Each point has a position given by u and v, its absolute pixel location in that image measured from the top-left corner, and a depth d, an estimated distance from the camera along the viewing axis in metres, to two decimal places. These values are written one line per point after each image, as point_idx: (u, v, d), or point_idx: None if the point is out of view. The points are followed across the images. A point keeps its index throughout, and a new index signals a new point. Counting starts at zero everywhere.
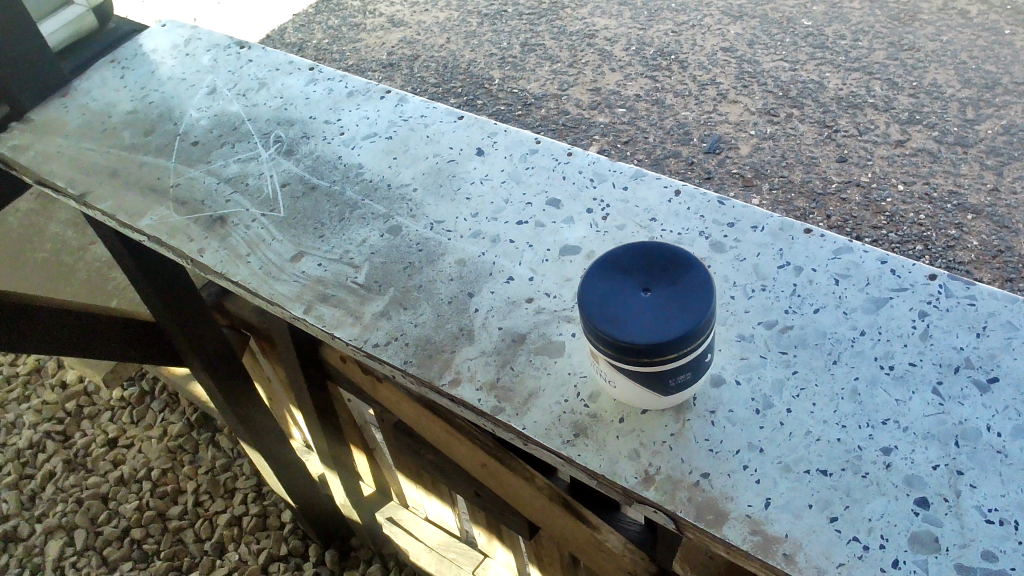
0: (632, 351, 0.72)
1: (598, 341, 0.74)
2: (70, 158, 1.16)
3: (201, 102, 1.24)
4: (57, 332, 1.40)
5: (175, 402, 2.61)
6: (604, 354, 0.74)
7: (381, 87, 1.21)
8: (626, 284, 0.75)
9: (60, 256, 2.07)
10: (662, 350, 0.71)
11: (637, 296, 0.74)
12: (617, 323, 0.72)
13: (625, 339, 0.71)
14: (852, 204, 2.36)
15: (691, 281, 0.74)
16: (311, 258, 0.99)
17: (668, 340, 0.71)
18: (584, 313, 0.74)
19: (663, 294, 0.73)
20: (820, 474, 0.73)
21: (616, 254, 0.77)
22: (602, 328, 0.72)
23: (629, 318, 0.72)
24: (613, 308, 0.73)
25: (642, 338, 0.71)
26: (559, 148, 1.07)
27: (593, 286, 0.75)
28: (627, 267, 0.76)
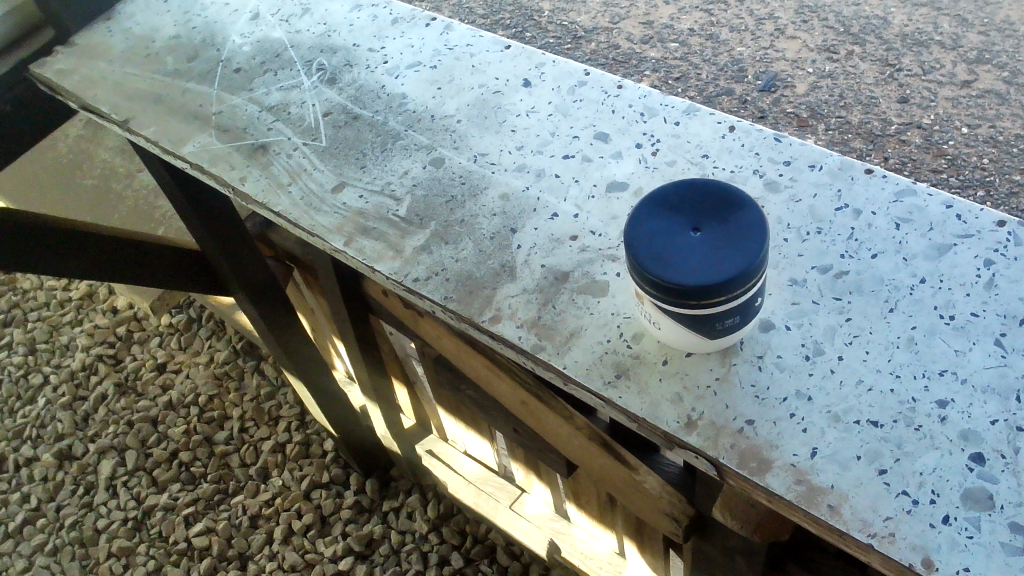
0: (676, 291, 0.69)
1: (643, 280, 0.72)
2: (113, 83, 1.16)
3: (244, 28, 1.22)
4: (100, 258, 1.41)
5: (221, 330, 2.66)
6: (650, 294, 0.72)
7: (426, 14, 1.18)
8: (674, 223, 0.72)
9: (108, 183, 2.09)
10: (709, 294, 0.69)
11: (686, 234, 0.71)
12: (663, 261, 0.70)
13: (672, 280, 0.69)
14: (912, 146, 2.27)
15: (745, 222, 0.71)
16: (352, 190, 0.97)
17: (716, 282, 0.68)
18: (628, 250, 0.71)
19: (713, 234, 0.71)
20: (871, 426, 0.70)
21: (665, 190, 0.74)
22: (647, 266, 0.70)
23: (677, 259, 0.70)
24: (661, 246, 0.71)
25: (689, 279, 0.68)
26: (609, 80, 1.03)
27: (640, 223, 0.72)
28: (676, 206, 0.73)
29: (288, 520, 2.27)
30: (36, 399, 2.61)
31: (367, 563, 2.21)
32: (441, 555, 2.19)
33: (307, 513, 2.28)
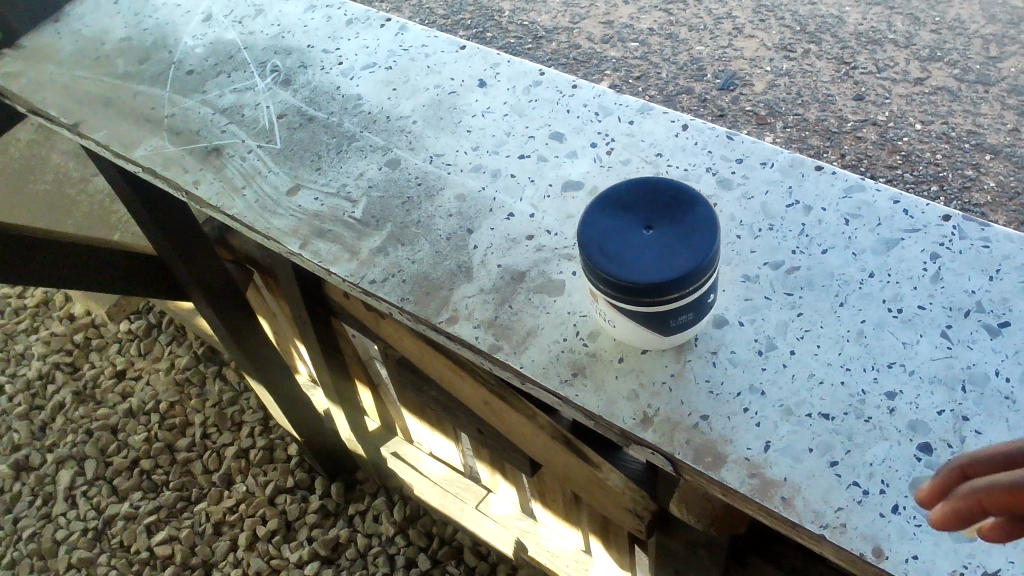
0: (629, 290, 0.70)
1: (596, 279, 0.72)
2: (62, 86, 1.14)
3: (197, 29, 1.21)
4: (54, 263, 1.40)
5: (181, 335, 2.63)
6: (604, 293, 0.73)
7: (381, 14, 1.17)
8: (626, 222, 0.72)
9: (61, 188, 2.05)
10: (662, 291, 0.69)
11: (638, 233, 0.71)
12: (615, 260, 0.70)
13: (623, 278, 0.69)
14: (867, 142, 2.30)
15: (696, 221, 0.72)
16: (307, 192, 0.97)
17: (668, 279, 0.69)
18: (581, 250, 0.72)
19: (665, 232, 0.71)
20: (822, 418, 0.71)
21: (618, 189, 0.75)
22: (599, 265, 0.70)
23: (629, 257, 0.70)
24: (613, 245, 0.71)
25: (640, 276, 0.69)
26: (564, 80, 1.03)
27: (593, 222, 0.73)
28: (627, 205, 0.74)
29: (253, 526, 2.25)
30: None
31: (333, 568, 2.19)
32: (409, 557, 2.18)
33: (271, 519, 2.26)
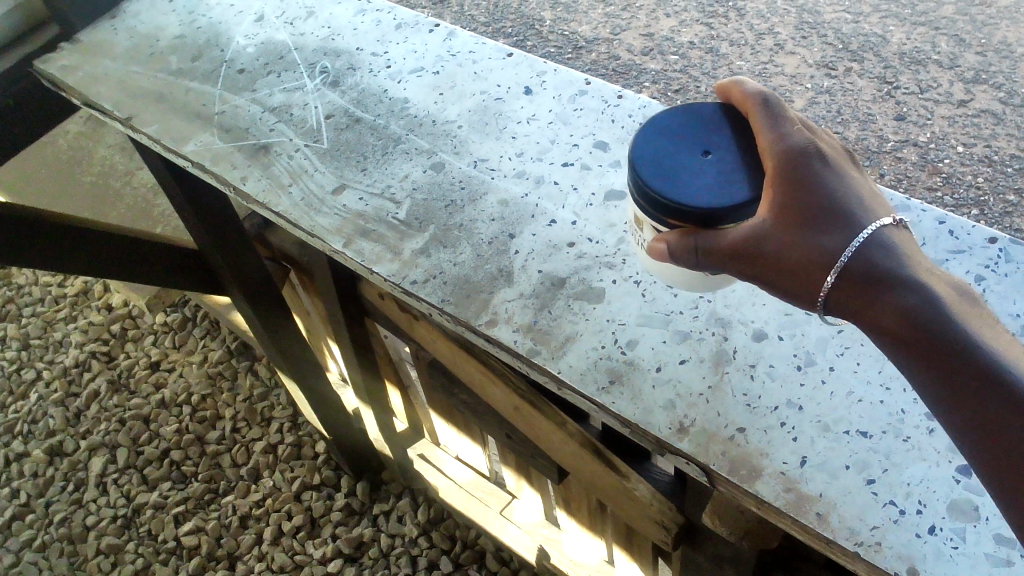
0: (692, 218, 0.66)
1: (652, 205, 0.68)
2: (117, 81, 1.17)
3: (249, 29, 1.23)
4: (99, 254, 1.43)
5: (215, 330, 2.67)
6: (661, 220, 0.68)
7: (430, 20, 1.19)
8: (681, 146, 0.69)
9: (107, 180, 2.09)
10: (728, 219, 0.66)
11: (697, 158, 0.68)
12: (678, 185, 0.66)
13: (689, 204, 0.65)
14: (907, 163, 2.28)
15: (755, 152, 0.69)
16: (352, 192, 0.98)
17: (736, 206, 0.65)
18: (636, 174, 0.68)
19: (722, 159, 0.68)
20: (860, 436, 0.71)
21: (668, 115, 0.71)
22: (659, 190, 0.66)
23: (691, 182, 0.66)
24: (673, 169, 0.67)
25: (708, 203, 0.65)
26: (609, 90, 1.04)
27: (648, 144, 0.69)
28: (680, 130, 0.70)
29: (278, 521, 2.28)
30: (29, 395, 2.61)
31: (356, 566, 2.21)
32: (431, 559, 2.19)
33: (297, 515, 2.29)
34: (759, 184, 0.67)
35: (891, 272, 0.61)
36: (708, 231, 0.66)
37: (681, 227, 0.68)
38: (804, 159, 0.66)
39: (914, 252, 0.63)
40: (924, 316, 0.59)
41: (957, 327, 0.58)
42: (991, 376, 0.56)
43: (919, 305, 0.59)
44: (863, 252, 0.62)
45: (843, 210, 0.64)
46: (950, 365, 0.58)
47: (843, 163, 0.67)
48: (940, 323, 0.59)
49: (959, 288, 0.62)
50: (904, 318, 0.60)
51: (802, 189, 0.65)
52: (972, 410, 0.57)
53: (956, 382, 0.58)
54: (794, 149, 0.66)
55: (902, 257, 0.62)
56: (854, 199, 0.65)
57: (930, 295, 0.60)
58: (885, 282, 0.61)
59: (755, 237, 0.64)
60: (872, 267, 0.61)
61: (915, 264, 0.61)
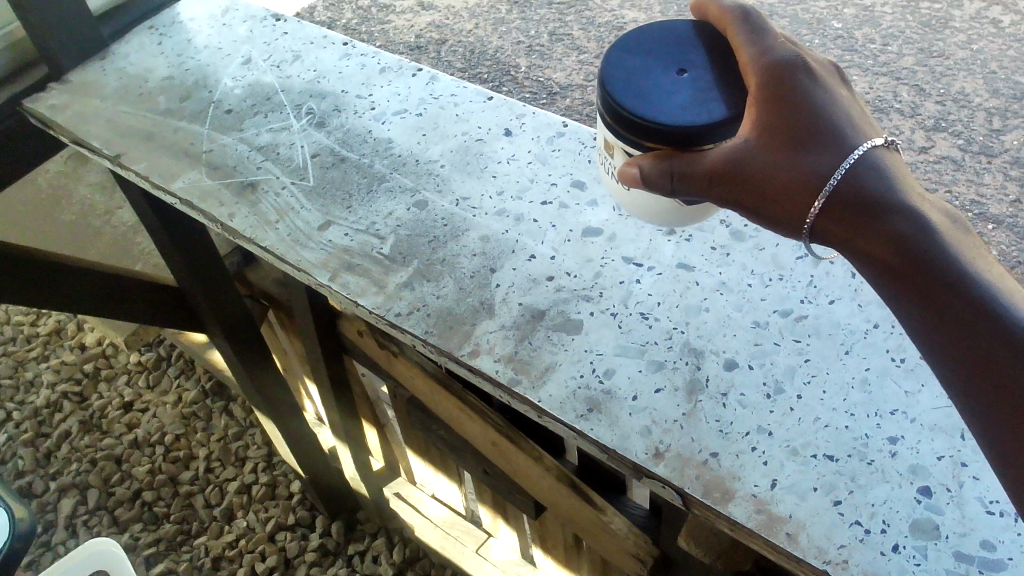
0: (667, 137, 0.65)
1: (627, 124, 0.67)
2: (106, 120, 1.20)
3: (236, 72, 1.26)
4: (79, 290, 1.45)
5: (190, 369, 2.67)
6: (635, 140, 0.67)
7: (413, 65, 1.24)
8: (656, 65, 0.68)
9: (87, 219, 2.11)
10: (706, 139, 0.65)
11: (672, 77, 0.67)
12: (652, 103, 0.65)
13: (664, 120, 0.64)
14: None
15: (731, 73, 0.68)
16: (338, 228, 1.01)
17: (713, 124, 0.65)
18: (610, 93, 0.67)
19: (696, 79, 0.67)
20: (827, 459, 0.75)
21: (641, 36, 0.70)
22: (633, 108, 0.65)
23: (665, 101, 0.66)
24: (647, 87, 0.66)
25: (683, 119, 0.64)
26: (586, 132, 1.08)
27: (622, 63, 0.68)
28: (653, 51, 0.69)
29: (252, 561, 2.28)
30: None
31: None
32: None
33: (271, 555, 2.30)
34: (741, 101, 0.67)
35: (880, 196, 0.63)
36: (690, 151, 0.66)
37: (657, 148, 0.67)
38: (788, 79, 0.67)
39: (899, 175, 0.65)
40: (911, 239, 0.62)
41: (942, 249, 0.61)
42: (975, 298, 0.60)
43: (909, 229, 0.62)
44: (856, 173, 0.64)
45: (833, 134, 0.66)
46: (934, 286, 0.61)
47: (824, 83, 0.69)
48: (926, 247, 0.61)
49: (946, 217, 0.64)
50: (891, 242, 0.62)
51: (789, 111, 0.65)
52: (954, 330, 0.60)
53: (937, 303, 0.61)
54: (778, 68, 0.67)
55: (890, 181, 0.64)
56: (837, 121, 0.66)
57: (917, 219, 0.62)
58: (876, 204, 0.63)
59: (740, 156, 0.65)
60: (865, 187, 0.63)
61: (901, 189, 0.64)
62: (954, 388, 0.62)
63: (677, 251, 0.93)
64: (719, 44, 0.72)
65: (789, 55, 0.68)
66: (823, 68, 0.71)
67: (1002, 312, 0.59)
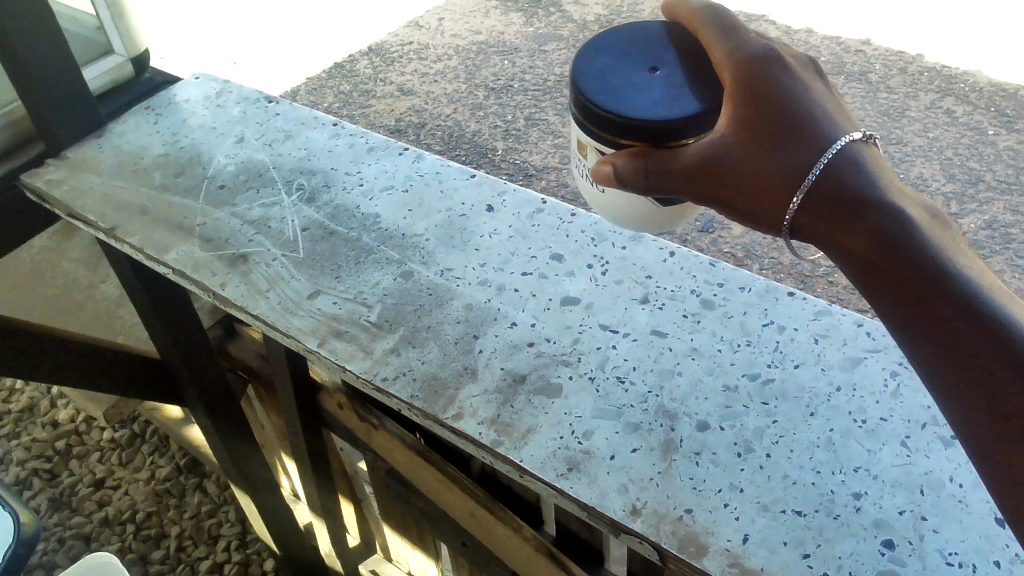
0: (637, 133, 0.66)
1: (599, 122, 0.68)
2: (101, 194, 1.24)
3: (230, 150, 1.32)
4: (60, 361, 1.47)
5: (164, 446, 2.65)
6: (610, 137, 0.68)
7: (400, 144, 1.30)
8: (627, 65, 0.69)
9: (71, 293, 2.14)
10: (680, 134, 0.66)
11: (644, 76, 0.68)
12: (621, 99, 0.66)
13: (636, 116, 0.65)
14: (839, 287, 2.41)
15: (705, 71, 0.69)
16: (327, 297, 1.06)
17: (686, 119, 0.65)
18: (582, 92, 0.68)
19: (668, 77, 0.68)
20: (795, 514, 0.78)
21: (615, 39, 0.71)
22: (603, 105, 0.66)
23: (635, 96, 0.67)
24: (618, 85, 0.67)
25: (652, 115, 0.65)
26: (563, 208, 1.15)
27: (593, 65, 0.69)
28: (624, 52, 0.70)
29: None
30: None
31: None
32: None
33: None
34: (717, 96, 0.67)
35: (863, 191, 0.63)
36: (665, 148, 0.66)
37: (632, 145, 0.67)
38: (764, 71, 0.66)
39: (881, 169, 0.65)
40: (896, 235, 0.61)
41: (924, 244, 0.61)
42: (957, 293, 0.60)
43: (890, 223, 0.62)
44: (835, 166, 0.63)
45: (813, 124, 0.65)
46: (916, 283, 0.61)
47: (802, 75, 0.68)
48: (909, 243, 0.61)
49: (925, 210, 0.64)
50: (874, 238, 0.62)
51: (764, 103, 0.65)
52: (937, 328, 0.60)
53: (919, 299, 0.61)
54: (754, 61, 0.67)
55: (872, 176, 0.64)
56: (818, 112, 0.66)
57: (899, 214, 0.62)
58: (856, 199, 0.63)
59: (716, 152, 0.65)
60: (844, 181, 0.63)
61: (883, 183, 0.64)
62: (937, 386, 0.62)
63: (651, 318, 0.98)
64: (693, 43, 0.72)
65: (765, 47, 0.68)
66: (802, 62, 0.70)
67: (984, 309, 0.59)
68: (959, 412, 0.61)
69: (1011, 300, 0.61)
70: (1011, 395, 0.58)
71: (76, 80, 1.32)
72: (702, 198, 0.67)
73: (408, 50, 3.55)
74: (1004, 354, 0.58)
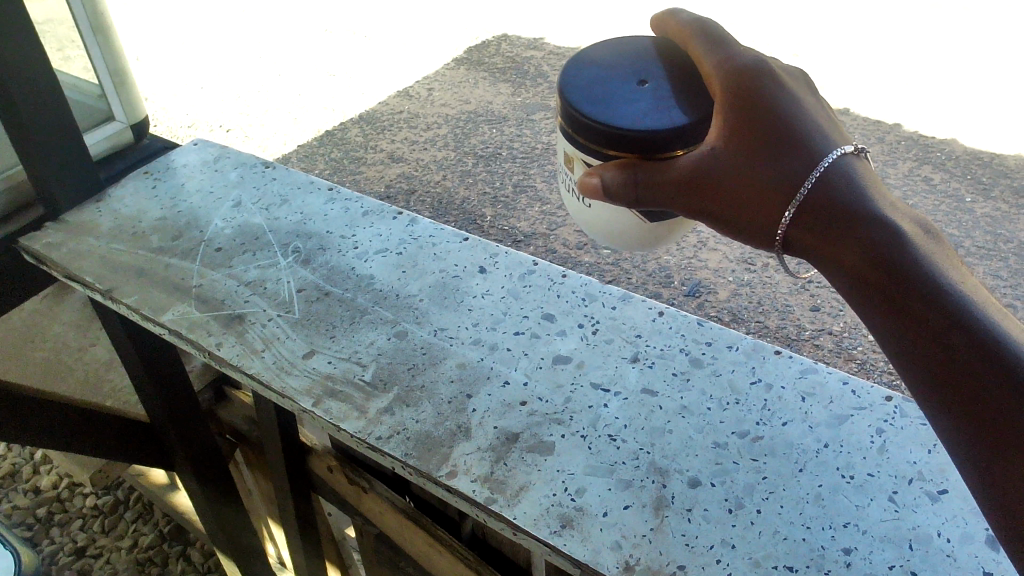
0: (625, 143, 0.64)
1: (585, 132, 0.66)
2: (99, 257, 1.26)
3: (226, 213, 1.35)
4: (48, 424, 1.46)
5: (148, 513, 2.63)
6: (598, 147, 0.66)
7: (394, 209, 1.34)
8: (614, 74, 0.67)
9: (60, 356, 2.14)
10: (668, 146, 0.64)
11: (632, 85, 0.66)
12: (609, 108, 0.64)
13: (622, 126, 0.63)
14: (824, 350, 2.44)
15: (693, 81, 0.67)
16: (321, 356, 1.07)
17: (673, 130, 0.63)
18: (568, 101, 0.66)
19: (658, 86, 0.66)
20: (787, 569, 0.79)
21: (603, 51, 0.69)
22: (591, 114, 0.64)
23: (624, 105, 0.64)
24: (605, 93, 0.65)
25: (641, 125, 0.63)
26: (554, 270, 1.18)
27: (580, 74, 0.67)
28: (612, 62, 0.68)
29: None
30: None
31: None
32: None
33: None
34: (707, 107, 0.66)
35: (856, 206, 0.65)
36: (653, 161, 0.65)
37: (620, 156, 0.66)
38: (756, 84, 0.66)
39: (873, 185, 0.66)
40: (889, 251, 0.63)
41: (917, 260, 0.63)
42: (948, 308, 0.62)
43: (883, 239, 0.64)
44: (828, 182, 0.65)
45: (805, 139, 0.66)
46: (908, 298, 0.63)
47: (793, 89, 0.69)
48: (901, 258, 0.63)
49: (916, 223, 0.66)
50: (868, 253, 0.64)
51: (757, 115, 0.65)
52: (928, 341, 0.62)
53: (911, 313, 0.63)
54: (746, 73, 0.66)
55: (864, 190, 0.65)
56: (809, 125, 0.67)
57: (892, 229, 0.64)
58: (849, 214, 0.64)
59: (708, 166, 0.65)
60: (837, 196, 0.65)
61: (875, 198, 0.65)
62: (927, 398, 0.64)
63: (641, 377, 1.00)
64: (683, 54, 0.71)
65: (756, 60, 0.68)
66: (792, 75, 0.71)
67: (974, 322, 0.62)
68: (950, 425, 0.63)
69: (1001, 314, 0.63)
70: (1001, 409, 0.60)
71: (78, 147, 1.35)
72: (694, 212, 0.68)
73: (398, 119, 3.63)
74: (994, 368, 0.61)
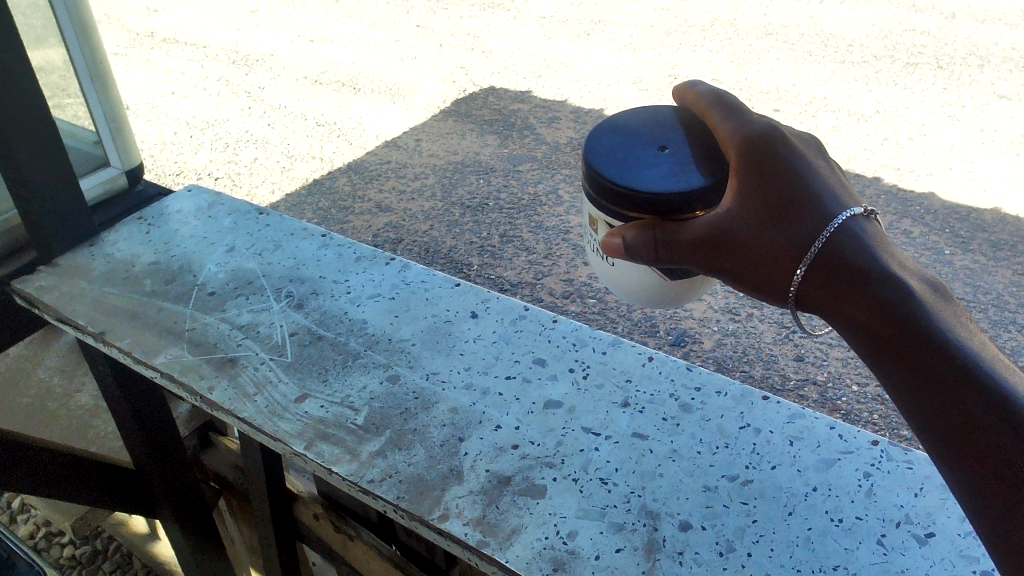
0: (644, 205, 0.67)
1: (608, 195, 0.69)
2: (91, 301, 1.27)
3: (220, 258, 1.36)
4: (28, 469, 1.44)
5: (127, 563, 2.59)
6: (618, 210, 0.69)
7: (385, 254, 1.36)
8: (636, 141, 0.71)
9: (43, 401, 2.13)
10: (684, 209, 0.67)
11: (653, 151, 0.69)
12: (630, 172, 0.68)
13: (644, 189, 0.67)
14: (809, 400, 2.45)
15: (709, 148, 0.71)
16: (314, 400, 1.07)
17: (691, 192, 0.67)
18: (592, 165, 0.70)
19: (677, 152, 0.70)
20: None
21: (627, 120, 0.74)
22: (612, 177, 0.68)
23: (643, 170, 0.68)
24: (626, 158, 0.69)
25: (660, 187, 0.66)
26: (545, 316, 1.20)
27: (603, 141, 0.71)
28: (634, 130, 0.72)
29: None
30: None
31: None
32: None
33: None
34: (723, 170, 0.69)
35: (866, 265, 0.66)
36: (673, 220, 0.68)
37: (640, 217, 0.68)
38: (768, 148, 0.69)
39: (883, 244, 0.68)
40: (899, 307, 0.65)
41: (928, 318, 0.65)
42: (957, 361, 0.63)
43: (894, 296, 0.65)
44: (838, 241, 0.67)
45: (817, 199, 0.68)
46: (919, 352, 0.64)
47: (804, 152, 0.71)
48: (913, 316, 0.65)
49: (927, 283, 0.68)
50: (879, 309, 0.65)
51: (770, 177, 0.68)
52: (940, 394, 0.64)
53: (922, 371, 0.64)
54: (758, 138, 0.69)
55: (875, 249, 0.67)
56: (820, 186, 0.69)
57: (902, 286, 0.66)
58: (859, 272, 0.66)
59: (724, 227, 0.68)
60: (848, 255, 0.67)
61: (886, 257, 0.67)
62: (940, 455, 0.65)
63: (632, 422, 1.01)
64: (699, 123, 0.75)
65: (768, 125, 0.71)
66: (801, 139, 0.74)
67: (981, 375, 0.63)
68: (963, 480, 0.64)
69: (1009, 369, 0.65)
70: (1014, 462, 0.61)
71: (72, 191, 1.37)
72: (712, 271, 0.70)
73: (386, 169, 3.67)
74: (1006, 422, 0.61)
